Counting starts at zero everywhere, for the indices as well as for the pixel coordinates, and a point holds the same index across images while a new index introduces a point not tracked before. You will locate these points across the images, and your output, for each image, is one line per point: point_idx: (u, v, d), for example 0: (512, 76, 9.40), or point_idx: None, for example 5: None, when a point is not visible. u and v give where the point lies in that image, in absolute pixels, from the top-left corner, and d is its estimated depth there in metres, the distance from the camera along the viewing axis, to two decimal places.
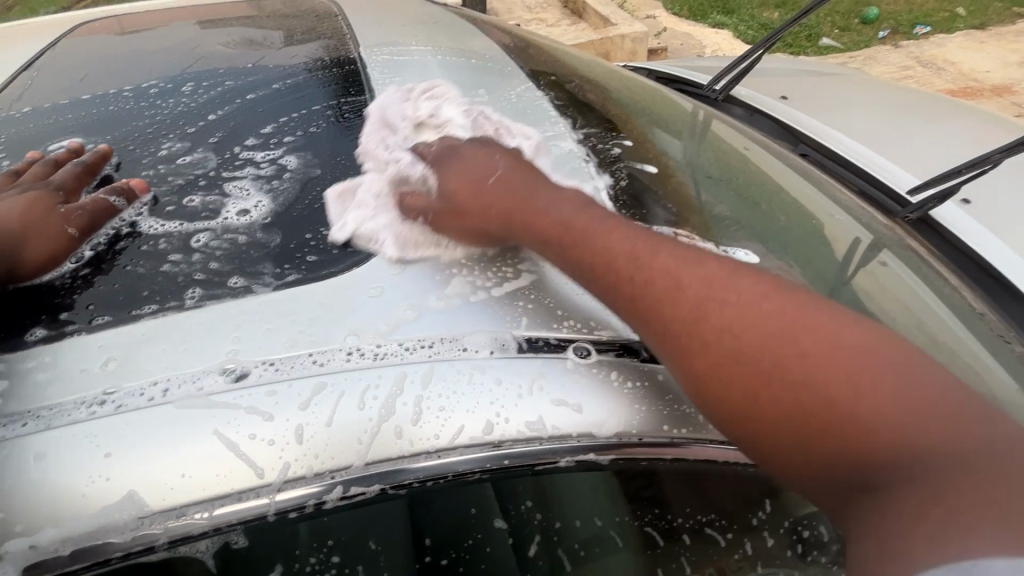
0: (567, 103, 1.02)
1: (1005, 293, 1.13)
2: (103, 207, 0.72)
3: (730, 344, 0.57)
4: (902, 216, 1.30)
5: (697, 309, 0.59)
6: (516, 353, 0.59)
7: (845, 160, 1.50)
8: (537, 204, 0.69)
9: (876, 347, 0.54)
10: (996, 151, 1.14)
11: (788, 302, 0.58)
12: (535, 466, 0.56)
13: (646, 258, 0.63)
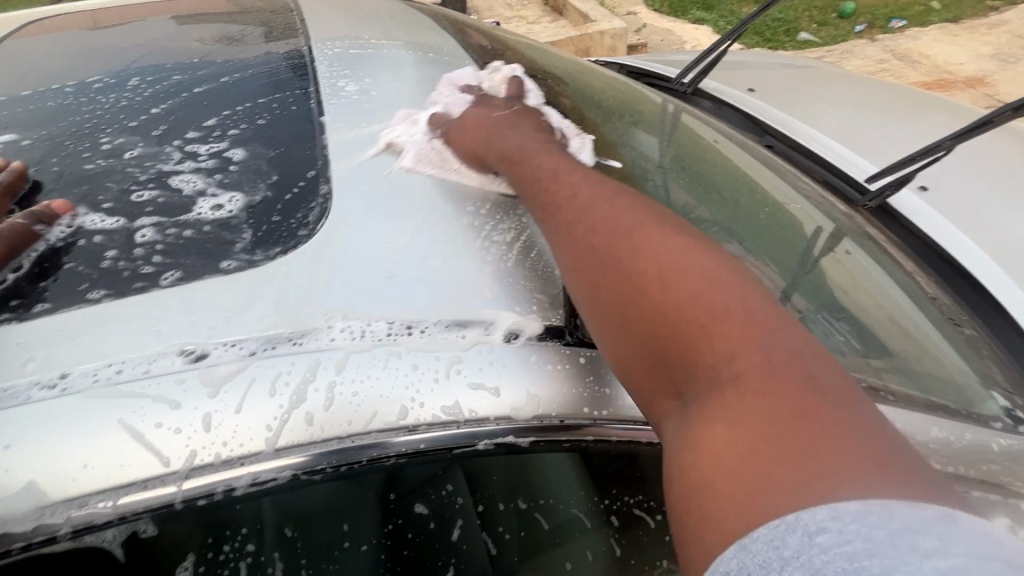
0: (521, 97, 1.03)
1: (956, 278, 1.15)
2: (22, 232, 0.68)
3: (616, 265, 0.60)
4: (862, 203, 1.32)
5: (601, 232, 0.63)
6: (433, 339, 0.60)
7: (806, 150, 1.52)
8: (518, 137, 0.81)
9: (749, 297, 0.55)
10: (945, 138, 1.14)
11: (690, 243, 0.60)
12: (453, 450, 0.57)
13: (590, 188, 0.69)
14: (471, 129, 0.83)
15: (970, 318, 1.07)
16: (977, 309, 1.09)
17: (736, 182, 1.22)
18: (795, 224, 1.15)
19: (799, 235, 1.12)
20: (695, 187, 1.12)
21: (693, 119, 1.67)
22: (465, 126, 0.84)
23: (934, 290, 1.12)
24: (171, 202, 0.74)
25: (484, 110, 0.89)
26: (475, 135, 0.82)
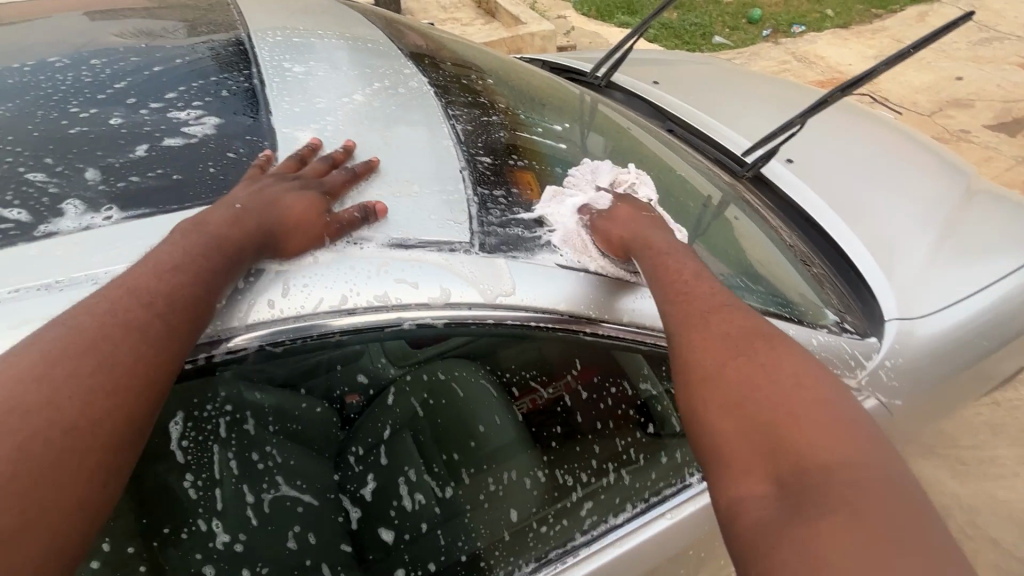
0: (449, 81, 1.18)
1: (803, 224, 1.42)
2: (351, 221, 0.75)
3: (720, 359, 0.73)
4: (741, 174, 1.57)
5: (719, 339, 0.75)
6: (369, 247, 0.74)
7: (699, 134, 1.77)
8: (664, 235, 0.92)
9: (834, 411, 0.66)
10: (798, 117, 1.39)
11: (781, 345, 0.75)
12: (384, 329, 0.71)
13: (719, 303, 0.82)
14: (622, 216, 0.92)
15: (819, 262, 1.31)
16: (824, 251, 1.35)
17: (637, 156, 1.42)
18: (685, 191, 1.37)
19: (687, 200, 1.33)
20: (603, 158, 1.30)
21: (609, 109, 1.88)
22: (613, 212, 0.93)
23: (794, 241, 1.36)
24: (149, 153, 0.82)
25: (631, 205, 0.97)
26: (627, 223, 0.91)
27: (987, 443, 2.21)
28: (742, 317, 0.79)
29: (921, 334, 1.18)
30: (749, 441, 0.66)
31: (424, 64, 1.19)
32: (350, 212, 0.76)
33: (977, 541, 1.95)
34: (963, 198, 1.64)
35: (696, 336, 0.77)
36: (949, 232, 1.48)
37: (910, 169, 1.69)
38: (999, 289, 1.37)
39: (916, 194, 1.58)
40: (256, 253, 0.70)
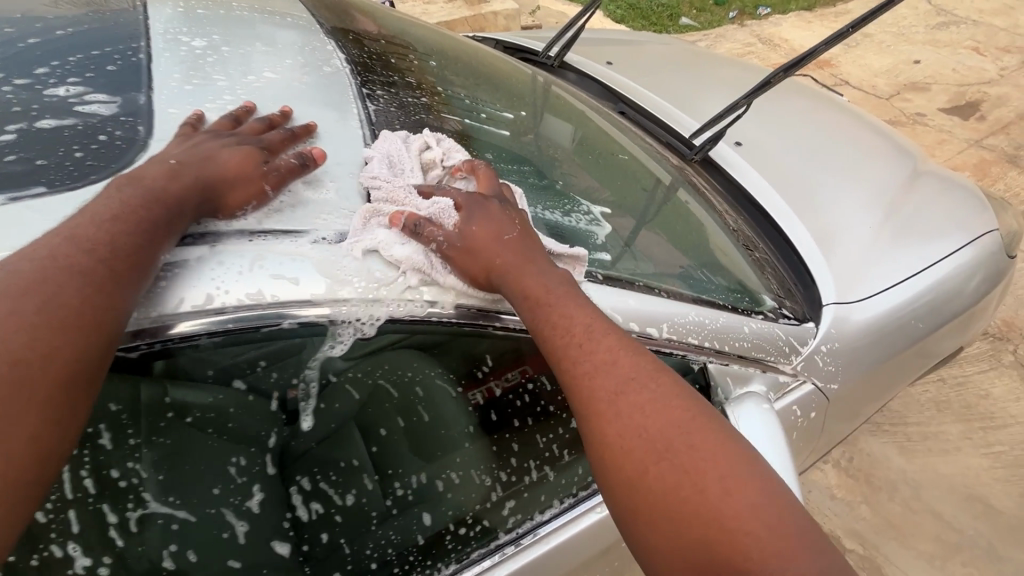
0: (374, 61, 1.11)
1: (753, 210, 1.40)
2: (291, 169, 0.75)
3: (640, 452, 0.69)
4: (690, 157, 1.55)
5: (636, 432, 0.70)
6: (243, 241, 0.69)
7: (651, 116, 1.74)
8: (539, 269, 0.79)
9: (755, 491, 0.66)
10: (743, 98, 1.36)
11: (686, 414, 0.72)
12: (260, 329, 0.66)
13: (630, 359, 0.75)
14: (481, 246, 0.76)
15: (761, 246, 1.30)
16: (768, 236, 1.33)
17: (586, 137, 1.39)
18: (634, 172, 1.35)
19: (636, 182, 1.32)
20: (547, 144, 1.27)
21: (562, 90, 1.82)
22: (470, 241, 0.77)
23: (738, 225, 1.34)
24: (9, 134, 0.73)
25: (493, 224, 0.80)
26: (489, 258, 0.76)
27: (931, 418, 2.28)
28: (646, 374, 0.74)
29: (857, 317, 1.19)
30: (684, 548, 0.65)
31: (348, 44, 1.11)
32: (289, 160, 0.76)
33: (921, 513, 2.02)
34: (908, 178, 1.66)
35: (609, 421, 0.72)
36: (892, 213, 1.49)
37: (857, 151, 1.70)
38: (937, 270, 1.39)
39: (864, 178, 1.58)
40: (197, 203, 0.69)
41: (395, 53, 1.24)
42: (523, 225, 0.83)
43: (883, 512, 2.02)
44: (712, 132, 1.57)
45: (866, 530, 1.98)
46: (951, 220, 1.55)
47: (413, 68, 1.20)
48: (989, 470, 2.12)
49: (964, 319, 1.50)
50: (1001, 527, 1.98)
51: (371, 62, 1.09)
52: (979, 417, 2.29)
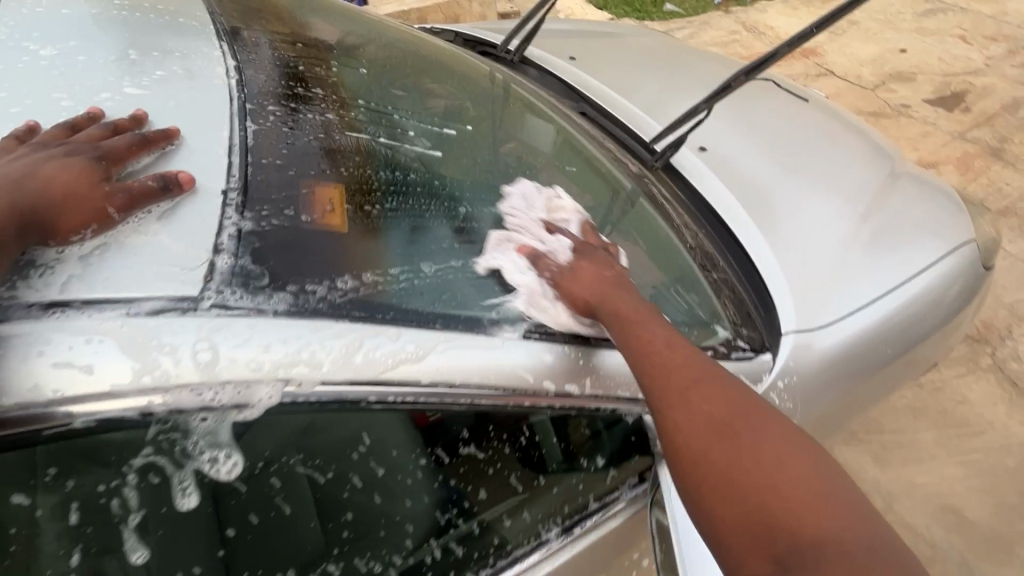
0: (320, 90, 1.12)
1: (715, 223, 1.30)
2: (143, 188, 0.73)
3: (706, 431, 0.77)
4: (651, 164, 1.45)
5: (696, 417, 0.78)
6: (36, 319, 0.61)
7: (614, 118, 1.62)
8: (631, 297, 0.90)
9: (807, 468, 0.73)
10: (702, 103, 1.25)
11: (754, 401, 0.79)
12: (41, 431, 0.58)
13: (693, 362, 0.83)
14: (590, 279, 0.91)
15: (723, 263, 1.21)
16: (730, 252, 1.24)
17: (540, 155, 1.40)
18: (586, 188, 1.32)
19: (588, 196, 1.30)
20: (489, 162, 1.21)
21: (521, 89, 1.69)
22: (577, 271, 0.92)
23: (698, 240, 1.25)
24: None
25: (594, 265, 0.94)
26: (593, 287, 0.89)
27: (906, 426, 2.21)
28: (718, 370, 0.83)
29: (820, 344, 1.10)
30: (759, 515, 0.70)
31: (329, 78, 1.19)
32: (144, 180, 0.74)
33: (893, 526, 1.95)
34: (884, 183, 1.56)
35: (671, 407, 0.79)
36: (864, 224, 1.40)
37: (831, 154, 1.59)
38: (909, 287, 1.30)
39: (839, 184, 1.48)
40: (24, 229, 0.67)
41: (305, 72, 1.14)
42: (618, 269, 0.95)
43: None
44: (677, 135, 1.49)
45: None
46: (928, 228, 1.45)
47: (386, 97, 1.26)
48: (962, 480, 2.06)
49: (940, 336, 1.41)
50: (974, 540, 1.92)
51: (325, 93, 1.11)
52: (955, 424, 2.22)
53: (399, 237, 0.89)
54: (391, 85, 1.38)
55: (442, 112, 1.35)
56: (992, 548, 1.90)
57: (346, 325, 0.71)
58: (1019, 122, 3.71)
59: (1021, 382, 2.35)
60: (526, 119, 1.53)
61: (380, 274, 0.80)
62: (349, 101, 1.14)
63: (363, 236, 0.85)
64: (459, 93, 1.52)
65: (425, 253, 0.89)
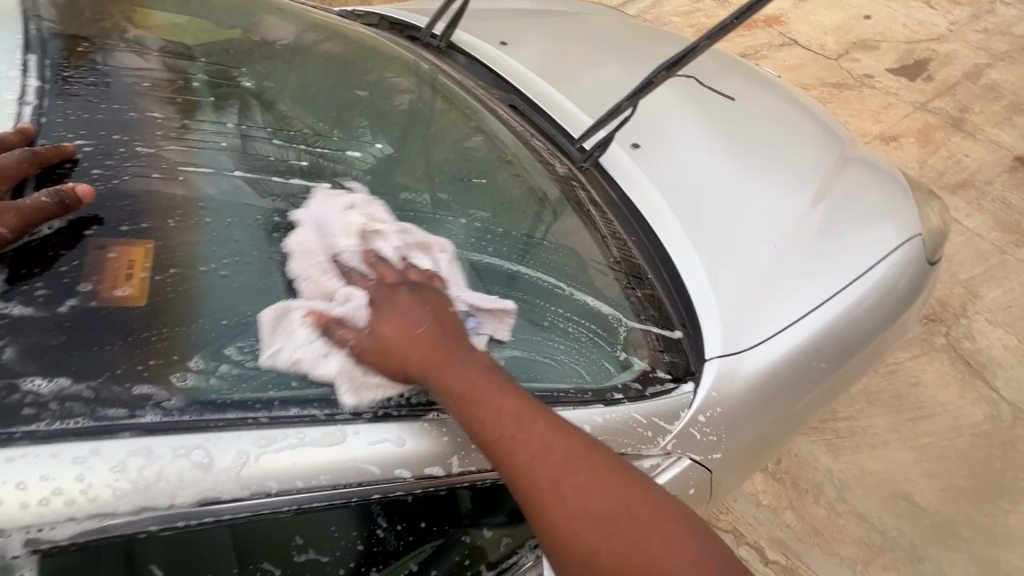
0: (221, 130, 1.11)
1: (642, 232, 1.23)
2: (37, 207, 0.77)
3: (582, 519, 0.72)
4: (579, 163, 1.36)
5: (577, 506, 0.72)
6: None
7: (543, 112, 1.49)
8: (463, 358, 0.78)
9: (676, 538, 0.72)
10: (624, 101, 1.17)
11: (617, 475, 0.75)
12: None
13: (556, 438, 0.75)
14: (391, 345, 0.76)
15: (653, 280, 1.15)
16: (656, 261, 1.18)
17: (491, 149, 1.36)
18: (521, 190, 1.27)
19: (523, 196, 1.26)
20: (422, 175, 1.22)
21: (451, 82, 1.55)
22: (382, 344, 0.76)
23: (625, 252, 1.18)
24: None
25: (402, 315, 0.78)
26: (419, 352, 0.76)
27: (860, 411, 2.18)
28: (577, 445, 0.76)
29: (747, 366, 1.06)
30: None
31: (284, 112, 1.26)
32: (39, 197, 0.77)
33: (844, 515, 1.94)
34: (837, 162, 1.45)
35: (545, 496, 0.73)
36: (813, 214, 1.30)
37: (782, 131, 1.47)
38: (859, 284, 1.23)
39: (787, 168, 1.38)
40: None
41: (137, 116, 1.04)
42: (433, 309, 0.80)
43: (808, 517, 1.94)
44: (608, 130, 1.39)
45: (790, 537, 1.89)
46: (883, 212, 1.35)
47: (350, 115, 1.32)
48: (913, 465, 2.06)
49: (894, 329, 1.34)
50: (923, 525, 1.93)
51: (209, 136, 1.08)
52: (908, 407, 2.21)
53: (257, 294, 0.83)
54: (354, 88, 1.42)
55: (406, 114, 1.38)
56: (940, 532, 1.91)
57: (152, 441, 0.64)
58: (980, 89, 3.66)
59: (974, 360, 2.35)
60: (473, 110, 1.45)
61: (196, 361, 0.73)
62: (301, 133, 1.22)
63: (164, 313, 0.76)
64: (421, 82, 1.50)
65: (265, 321, 0.81)
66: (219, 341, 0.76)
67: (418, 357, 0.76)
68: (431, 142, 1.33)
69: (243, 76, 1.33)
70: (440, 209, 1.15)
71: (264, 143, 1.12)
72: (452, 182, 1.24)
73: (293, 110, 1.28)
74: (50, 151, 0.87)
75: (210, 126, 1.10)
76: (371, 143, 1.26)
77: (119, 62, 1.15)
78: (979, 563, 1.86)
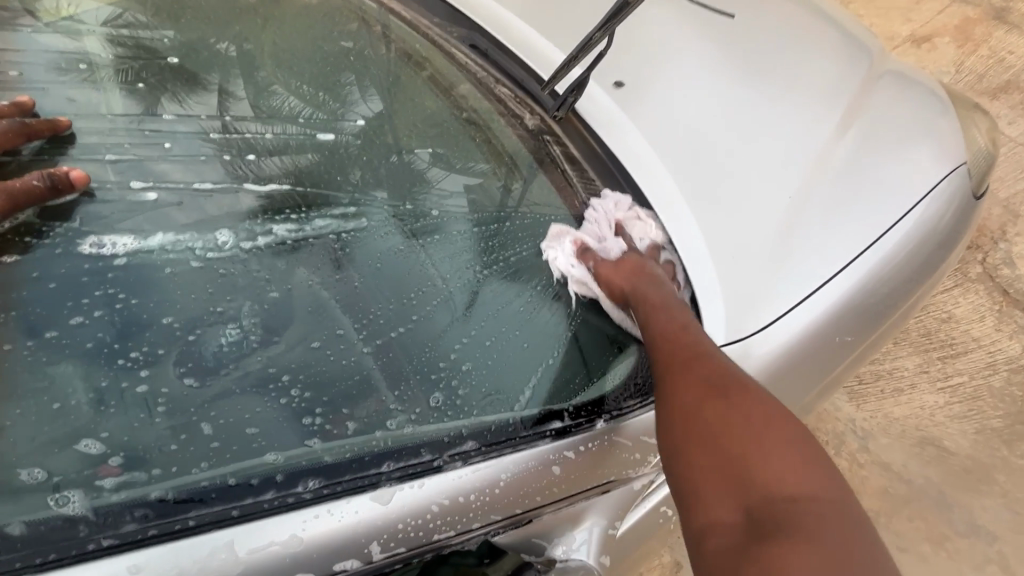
0: (150, 128, 0.97)
1: (625, 192, 1.07)
2: (26, 191, 0.80)
3: (705, 396, 0.77)
4: (552, 113, 1.15)
5: (703, 379, 0.79)
6: None
7: (511, 51, 1.25)
8: (663, 289, 0.94)
9: (792, 442, 0.71)
10: (593, 32, 1.02)
11: (745, 380, 0.79)
12: None
13: (700, 341, 0.84)
14: (623, 272, 0.97)
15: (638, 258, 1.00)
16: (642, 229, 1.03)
17: (461, 100, 1.17)
18: (497, 146, 1.10)
19: (489, 157, 1.08)
20: (377, 145, 1.04)
21: (400, 20, 1.29)
22: (621, 265, 0.98)
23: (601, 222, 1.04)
24: None
25: (636, 262, 0.99)
26: (627, 276, 0.96)
27: (886, 353, 2.01)
28: (713, 349, 0.84)
29: (757, 350, 0.91)
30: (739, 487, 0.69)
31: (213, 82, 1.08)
32: (31, 181, 0.81)
33: (867, 466, 1.83)
34: (866, 78, 1.19)
35: (679, 370, 0.81)
36: (838, 148, 1.08)
37: (801, 42, 1.20)
38: (897, 229, 1.02)
39: (812, 90, 1.14)
40: None
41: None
42: (661, 266, 0.99)
43: None
44: (583, 66, 1.18)
45: None
46: (929, 135, 1.11)
47: (337, 70, 1.17)
48: (943, 407, 1.92)
49: (935, 276, 1.15)
50: (952, 471, 1.82)
51: (123, 139, 0.94)
52: (939, 345, 2.04)
53: (134, 358, 0.70)
54: (343, 36, 1.24)
55: (377, 64, 1.20)
56: (970, 477, 1.81)
57: None
58: None
59: (1013, 289, 2.15)
60: (437, 54, 1.24)
61: (34, 472, 0.61)
62: (287, 106, 1.08)
63: None
64: (372, 24, 1.27)
65: (131, 396, 0.67)
66: (69, 433, 0.64)
67: (631, 285, 0.95)
68: (395, 96, 1.15)
69: (222, 41, 1.15)
70: (436, 167, 1.03)
71: (188, 138, 0.97)
72: (434, 137, 1.09)
73: (277, 75, 1.13)
74: (43, 125, 0.92)
75: (108, 128, 0.95)
76: (360, 105, 1.11)
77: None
78: (1012, 506, 1.76)
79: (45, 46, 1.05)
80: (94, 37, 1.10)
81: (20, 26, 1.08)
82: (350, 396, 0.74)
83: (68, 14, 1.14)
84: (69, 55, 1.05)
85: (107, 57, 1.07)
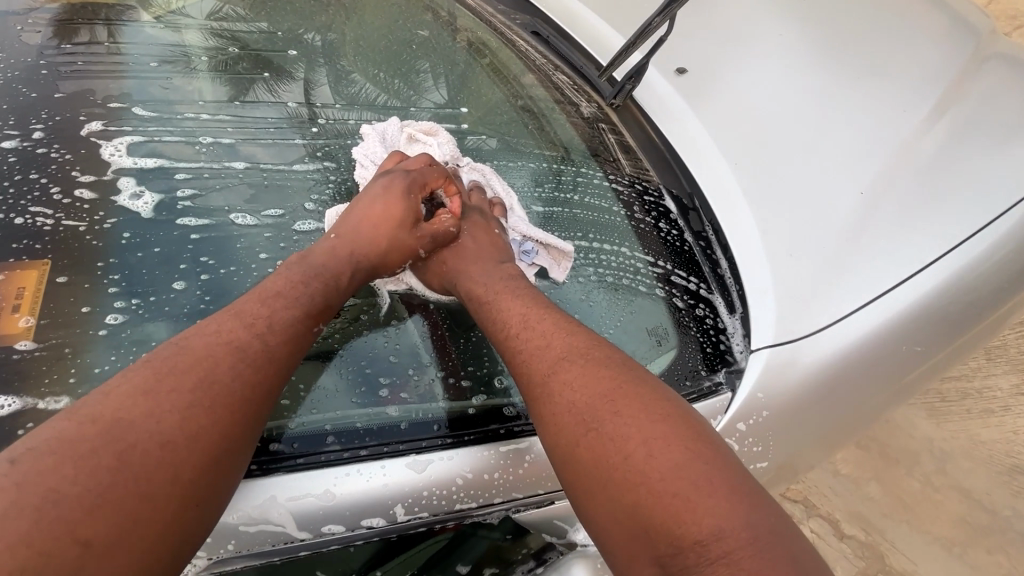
0: (241, 112, 1.05)
1: (676, 182, 1.08)
2: (446, 233, 1.01)
3: (579, 421, 0.69)
4: (610, 100, 1.16)
5: (571, 396, 0.71)
6: None
7: (572, 40, 1.23)
8: (493, 268, 0.95)
9: (664, 431, 0.65)
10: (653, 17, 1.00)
11: (600, 370, 0.72)
12: None
13: (549, 348, 0.77)
14: (457, 263, 0.97)
15: (695, 252, 1.00)
16: (693, 220, 1.03)
17: (522, 84, 1.19)
18: (557, 131, 1.13)
19: (543, 144, 1.11)
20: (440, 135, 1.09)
21: (468, 9, 1.31)
22: (446, 260, 0.98)
23: (652, 215, 1.03)
24: None
25: (484, 235, 1.03)
26: (471, 260, 0.98)
27: (977, 370, 1.84)
28: (567, 350, 0.76)
29: (812, 355, 0.86)
30: (634, 514, 0.62)
31: (294, 70, 1.15)
32: (444, 225, 1.02)
33: (943, 490, 1.67)
34: (978, 50, 1.02)
35: (546, 395, 0.73)
36: (930, 136, 0.95)
37: (897, 5, 1.06)
38: (988, 232, 0.92)
39: (910, 66, 1.01)
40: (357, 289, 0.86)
41: (109, 110, 0.99)
42: (495, 237, 1.03)
43: (896, 490, 1.68)
44: (643, 50, 1.15)
45: (872, 512, 1.64)
46: None
47: (410, 57, 1.22)
48: None
49: None
50: None
51: (218, 120, 1.03)
52: None
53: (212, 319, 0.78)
54: (418, 27, 1.28)
55: (447, 50, 1.24)
56: None
57: None
58: None
59: None
60: (500, 40, 1.25)
61: None
62: (365, 93, 1.15)
63: (92, 357, 0.73)
64: (443, 11, 1.31)
65: None
66: None
67: (475, 268, 0.96)
68: (462, 82, 1.19)
69: (309, 31, 1.23)
70: (505, 152, 1.11)
71: (272, 120, 1.05)
72: (497, 123, 1.14)
73: (356, 64, 1.19)
74: (415, 163, 1.04)
75: (199, 110, 1.04)
76: (431, 93, 1.18)
77: (107, 44, 1.10)
78: None
79: (147, 32, 1.15)
80: (194, 28, 1.18)
81: (133, 16, 1.17)
82: (403, 376, 0.78)
83: (174, 7, 1.21)
84: (168, 41, 1.14)
85: (203, 48, 1.14)
